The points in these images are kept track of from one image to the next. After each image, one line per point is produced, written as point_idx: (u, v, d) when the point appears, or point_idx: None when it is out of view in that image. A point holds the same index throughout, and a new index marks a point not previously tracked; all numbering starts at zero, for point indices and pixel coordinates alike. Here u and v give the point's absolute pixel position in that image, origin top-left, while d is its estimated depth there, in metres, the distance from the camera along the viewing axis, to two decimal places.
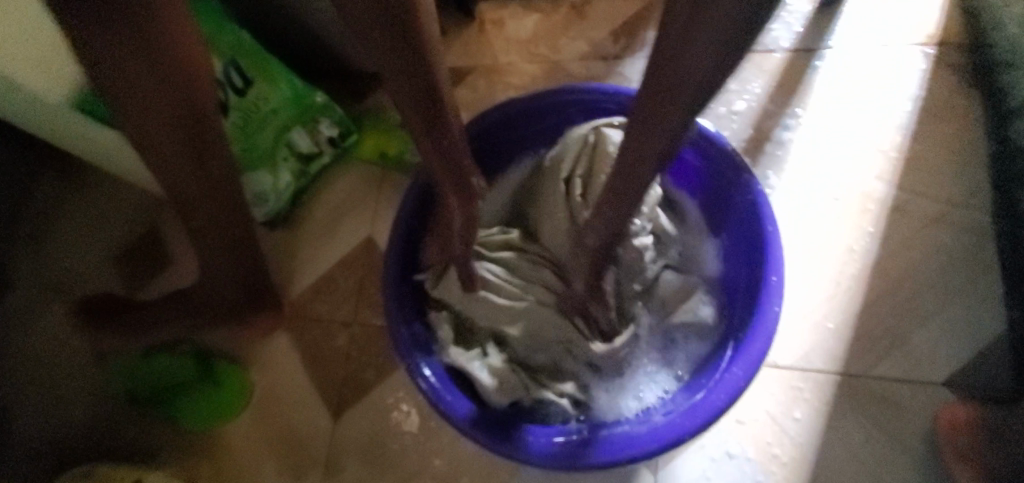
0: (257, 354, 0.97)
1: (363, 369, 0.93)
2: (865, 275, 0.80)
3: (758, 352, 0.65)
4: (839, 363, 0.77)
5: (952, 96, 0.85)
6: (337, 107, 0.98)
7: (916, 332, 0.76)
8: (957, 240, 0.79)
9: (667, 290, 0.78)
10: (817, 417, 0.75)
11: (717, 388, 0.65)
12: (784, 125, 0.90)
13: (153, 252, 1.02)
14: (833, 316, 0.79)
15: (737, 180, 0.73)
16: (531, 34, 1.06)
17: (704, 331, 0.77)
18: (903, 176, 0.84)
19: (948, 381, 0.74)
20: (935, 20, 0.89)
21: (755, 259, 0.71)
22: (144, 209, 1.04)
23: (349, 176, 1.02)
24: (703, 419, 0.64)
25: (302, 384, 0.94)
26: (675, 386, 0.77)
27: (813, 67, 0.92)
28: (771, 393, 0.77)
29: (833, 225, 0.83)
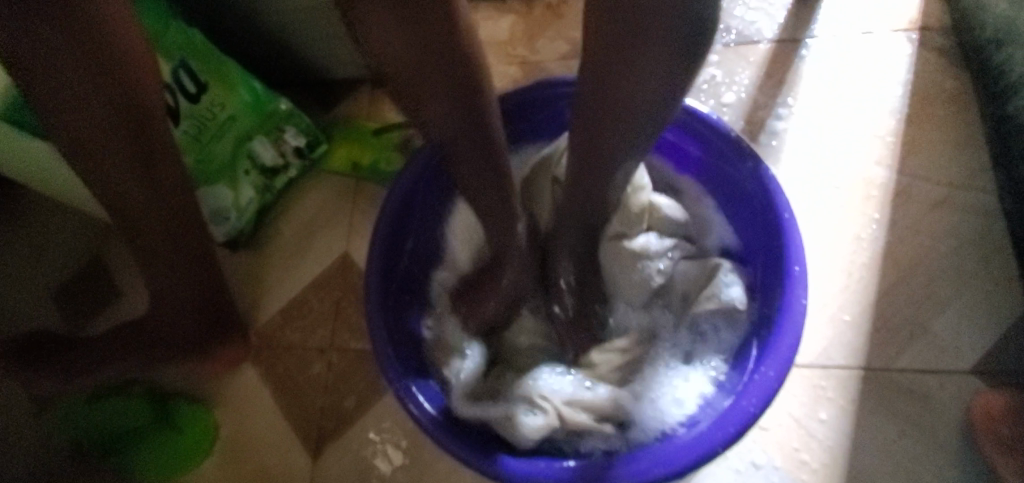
0: (222, 391, 0.87)
1: (345, 400, 0.84)
2: (875, 263, 0.77)
3: (787, 349, 0.60)
4: (859, 357, 0.73)
5: (941, 80, 0.85)
6: (304, 116, 0.91)
7: (935, 320, 0.73)
8: (964, 222, 0.77)
9: (685, 282, 0.73)
10: (843, 416, 0.71)
11: (748, 392, 0.59)
12: (776, 115, 0.87)
13: (97, 282, 0.91)
14: (848, 307, 0.75)
15: (745, 165, 0.69)
16: (509, 35, 1.01)
17: (737, 318, 0.70)
18: (901, 161, 0.82)
19: (976, 369, 0.71)
20: (915, 6, 0.89)
21: (773, 249, 0.66)
22: (88, 235, 0.93)
23: (321, 189, 0.94)
24: (736, 428, 0.58)
25: (276, 422, 0.84)
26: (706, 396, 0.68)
27: (799, 57, 0.90)
28: (793, 395, 0.72)
29: (837, 213, 0.80)
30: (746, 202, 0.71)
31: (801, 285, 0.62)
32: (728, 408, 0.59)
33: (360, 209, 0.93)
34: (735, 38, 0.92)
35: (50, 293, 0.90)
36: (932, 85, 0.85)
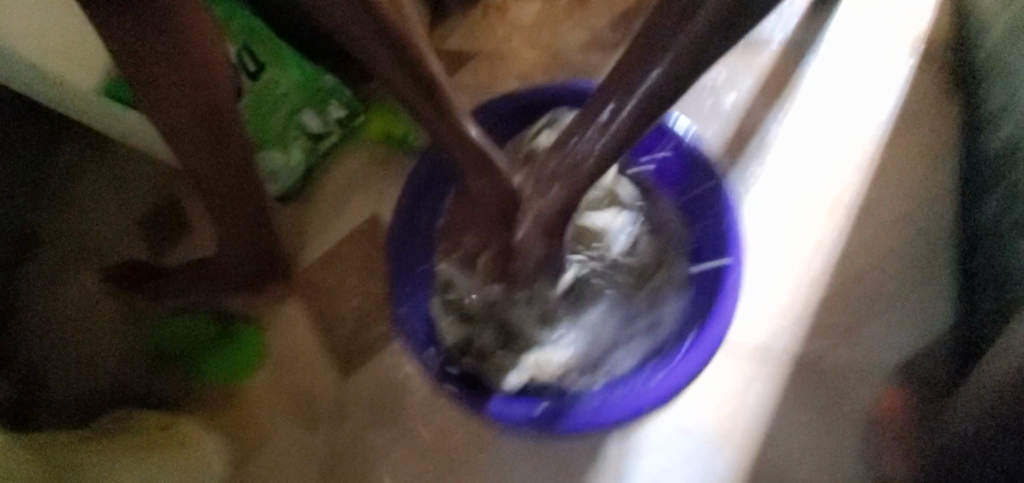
0: (271, 317, 1.07)
1: (370, 335, 1.03)
2: (828, 269, 0.87)
3: (715, 339, 0.77)
4: (795, 349, 0.86)
5: (929, 103, 0.91)
6: (346, 89, 1.04)
7: (868, 324, 0.85)
8: (917, 241, 0.86)
9: (643, 254, 0.88)
10: (771, 394, 0.85)
11: (677, 370, 0.77)
12: (768, 122, 0.94)
13: (171, 219, 1.10)
14: (795, 306, 0.87)
15: (707, 180, 0.86)
16: (534, 20, 1.09)
17: (682, 284, 0.85)
18: (874, 177, 0.90)
19: (893, 369, 0.84)
20: (919, 24, 0.93)
21: (720, 253, 0.83)
22: (165, 180, 1.11)
23: (357, 153, 1.09)
24: (662, 395, 0.76)
25: (314, 346, 1.04)
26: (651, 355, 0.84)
27: (802, 68, 0.95)
28: (732, 372, 0.86)
29: (803, 222, 0.89)
30: (703, 209, 0.86)
31: (733, 290, 0.79)
32: (659, 381, 0.77)
33: (389, 175, 1.08)
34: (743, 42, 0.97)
35: (136, 224, 1.10)
36: (921, 106, 0.91)
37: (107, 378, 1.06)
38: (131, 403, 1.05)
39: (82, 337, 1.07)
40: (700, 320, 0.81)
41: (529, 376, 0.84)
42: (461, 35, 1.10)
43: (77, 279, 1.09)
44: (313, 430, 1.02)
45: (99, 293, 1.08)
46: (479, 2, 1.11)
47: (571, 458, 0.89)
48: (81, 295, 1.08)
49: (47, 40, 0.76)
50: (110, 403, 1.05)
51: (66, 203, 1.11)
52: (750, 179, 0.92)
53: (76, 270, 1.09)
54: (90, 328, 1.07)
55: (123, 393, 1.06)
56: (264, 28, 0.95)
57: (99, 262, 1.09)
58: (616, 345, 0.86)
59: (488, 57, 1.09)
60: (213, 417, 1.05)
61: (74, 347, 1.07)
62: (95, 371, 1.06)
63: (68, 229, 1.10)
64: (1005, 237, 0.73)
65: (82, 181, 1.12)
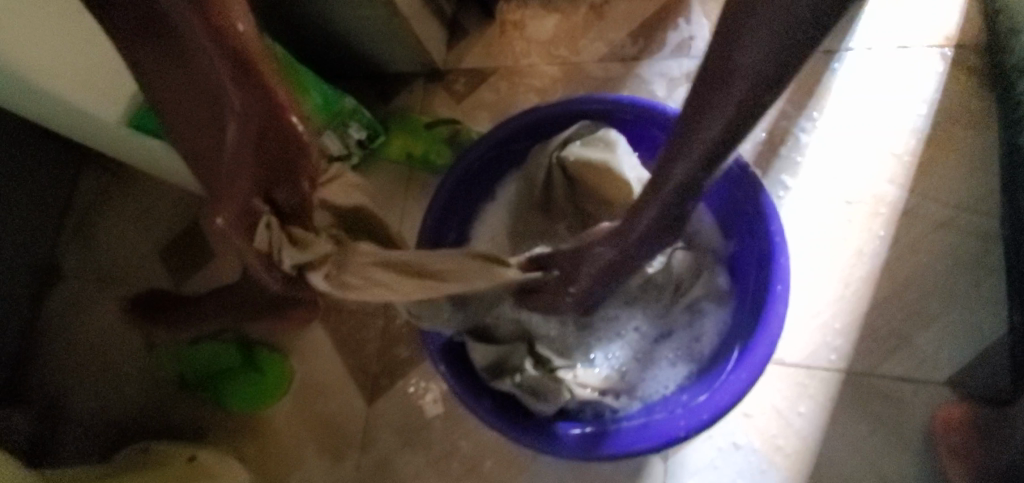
0: (294, 344, 1.04)
1: (396, 357, 1.00)
2: (872, 277, 0.84)
3: (760, 357, 0.71)
4: (843, 362, 0.81)
5: (966, 102, 0.87)
6: (365, 111, 1.03)
7: (918, 334, 0.81)
8: (964, 245, 0.82)
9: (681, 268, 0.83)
10: (819, 411, 0.81)
11: (721, 390, 0.72)
12: (800, 128, 0.91)
13: (193, 247, 1.09)
14: (839, 317, 0.83)
15: (743, 187, 0.78)
16: (552, 35, 1.08)
17: (722, 297, 0.84)
18: (914, 181, 0.86)
19: (949, 381, 0.79)
20: (954, 21, 0.90)
21: (763, 267, 0.76)
22: (187, 207, 1.10)
23: (377, 175, 1.08)
24: (706, 417, 0.71)
25: (337, 372, 1.02)
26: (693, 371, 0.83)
27: (831, 70, 0.92)
28: (777, 389, 0.82)
29: (843, 229, 0.86)
30: (742, 219, 0.80)
31: (780, 303, 0.73)
32: (703, 402, 0.73)
33: (411, 195, 1.06)
34: None
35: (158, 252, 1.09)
36: (959, 105, 0.87)
37: (129, 409, 1.04)
38: (154, 436, 1.03)
39: (104, 369, 1.06)
40: (745, 334, 0.76)
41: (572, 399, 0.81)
42: (478, 53, 1.09)
43: (99, 309, 1.08)
44: (340, 461, 0.98)
45: (121, 323, 1.07)
46: (496, 19, 1.10)
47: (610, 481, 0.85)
48: (103, 327, 1.07)
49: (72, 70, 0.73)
50: (133, 434, 1.03)
51: (90, 233, 1.11)
52: (785, 185, 0.89)
53: (99, 301, 1.08)
54: (113, 359, 1.06)
55: (146, 424, 1.04)
56: (284, 51, 0.93)
57: (122, 291, 1.08)
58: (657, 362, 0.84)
59: (506, 73, 1.08)
60: (238, 448, 1.02)
61: (96, 379, 1.05)
62: (118, 404, 1.05)
63: (92, 260, 1.10)
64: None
65: (106, 210, 1.12)
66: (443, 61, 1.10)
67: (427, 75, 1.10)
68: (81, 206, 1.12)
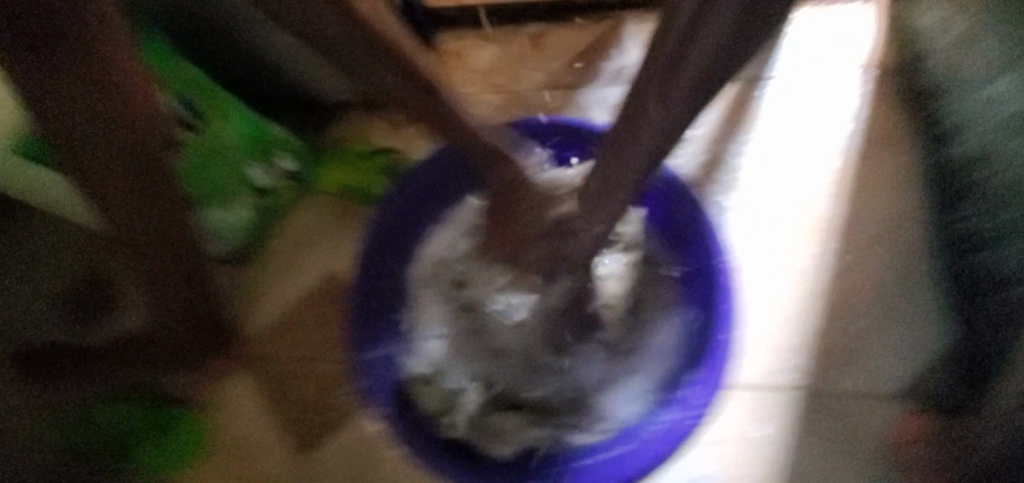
0: (215, 397, 0.94)
1: (332, 405, 0.91)
2: (819, 293, 0.83)
3: (717, 377, 0.71)
4: (798, 381, 0.79)
5: (889, 120, 0.91)
6: (296, 141, 0.99)
7: (869, 347, 0.80)
8: (903, 256, 0.84)
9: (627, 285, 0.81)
10: (778, 435, 0.77)
11: (687, 410, 0.71)
12: (735, 148, 0.92)
13: (94, 293, 0.97)
14: (791, 335, 0.81)
15: (688, 208, 0.78)
16: (491, 64, 1.07)
17: (673, 311, 0.80)
18: (848, 196, 0.88)
19: (903, 394, 0.78)
20: (872, 46, 0.94)
21: (709, 285, 0.76)
22: (86, 248, 0.98)
23: (310, 208, 1.00)
24: (677, 441, 0.70)
25: (266, 426, 0.91)
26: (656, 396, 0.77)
27: (760, 93, 0.95)
28: (735, 414, 0.78)
29: (787, 246, 0.86)
30: (683, 235, 0.79)
31: (727, 320, 0.72)
32: (669, 429, 0.70)
33: (346, 228, 1.00)
34: None
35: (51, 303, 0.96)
36: (881, 125, 0.91)
37: None
38: None
39: None
40: (699, 355, 0.74)
41: (535, 438, 0.75)
42: None
43: None
44: None
45: None
46: (433, 48, 1.09)
47: None
48: None
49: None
50: None
51: None
52: (728, 203, 0.89)
53: None
54: None
55: None
56: (202, 77, 0.90)
57: None
58: (616, 389, 0.78)
59: None
60: None
61: None
62: None
63: None
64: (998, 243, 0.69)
65: None
66: None
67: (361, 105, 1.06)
68: None
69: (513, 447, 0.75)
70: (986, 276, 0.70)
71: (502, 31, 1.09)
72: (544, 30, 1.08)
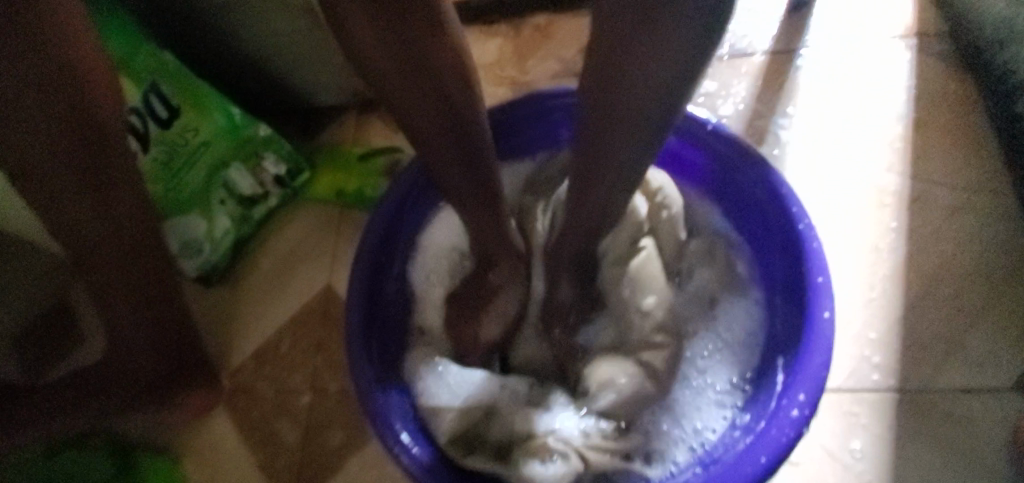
0: (192, 443, 0.79)
1: (328, 447, 0.75)
2: (900, 275, 0.71)
3: (819, 368, 0.55)
4: (890, 379, 0.66)
5: (943, 85, 0.82)
6: (284, 141, 0.86)
7: (968, 333, 0.68)
8: (990, 226, 0.72)
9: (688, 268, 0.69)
10: (877, 446, 0.64)
11: (778, 420, 0.55)
12: (777, 124, 0.83)
13: (48, 324, 0.81)
14: (874, 324, 0.69)
15: (746, 170, 0.66)
16: (496, 57, 0.99)
17: (745, 298, 0.68)
18: (913, 167, 0.78)
19: (1018, 386, 0.65)
20: (911, 10, 0.87)
21: (792, 260, 0.62)
22: (35, 274, 0.80)
23: (302, 218, 0.89)
24: (771, 459, 0.54)
25: (253, 473, 0.76)
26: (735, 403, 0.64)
27: (796, 67, 0.87)
28: (822, 423, 0.65)
29: (853, 223, 0.75)
30: (749, 205, 0.67)
31: (825, 298, 0.58)
32: (762, 448, 0.54)
33: (343, 236, 0.88)
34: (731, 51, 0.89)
35: None
36: (936, 90, 0.82)
37: None
38: None
39: None
40: (790, 345, 0.61)
41: (590, 463, 0.61)
42: None
43: None
44: None
45: None
46: None
47: None
48: None
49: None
50: None
51: None
52: None
53: None
54: None
55: None
56: (178, 64, 0.76)
57: None
58: (684, 394, 0.65)
59: None
60: None
61: None
62: None
63: None
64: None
65: None
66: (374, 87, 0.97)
67: (357, 105, 0.96)
68: None
69: (568, 479, 0.60)
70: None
71: (506, 24, 1.02)
72: (552, 20, 1.01)
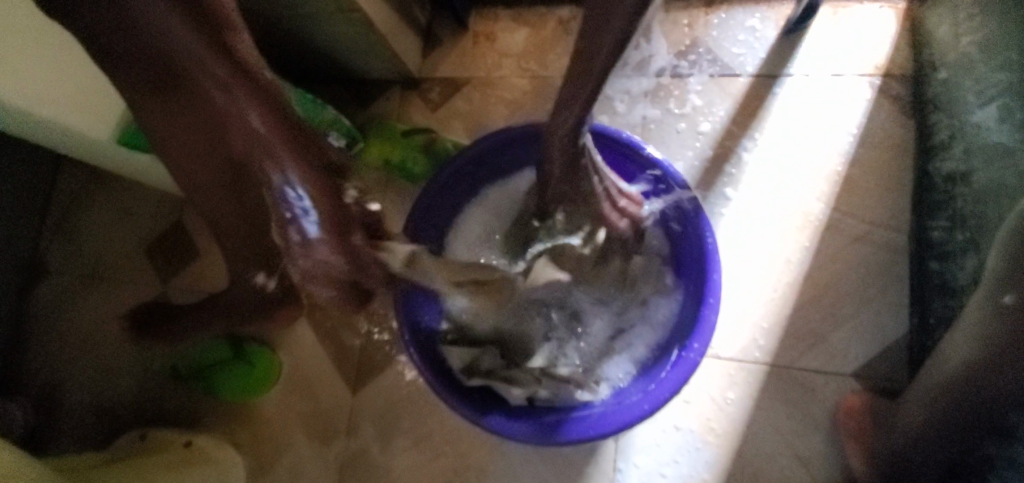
0: (282, 337, 1.12)
1: (375, 353, 1.09)
2: (797, 284, 0.96)
3: (694, 357, 0.84)
4: (768, 356, 0.94)
5: (887, 128, 0.99)
6: (345, 120, 1.09)
7: (834, 333, 0.94)
8: (878, 256, 0.95)
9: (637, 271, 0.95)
10: (745, 398, 0.94)
11: (662, 385, 0.84)
12: (743, 146, 1.02)
13: (178, 242, 1.16)
14: (768, 317, 0.95)
15: (688, 209, 0.91)
16: (523, 48, 1.15)
17: (668, 292, 0.96)
18: (837, 198, 0.98)
19: (856, 374, 0.92)
20: (883, 52, 1.01)
21: (699, 279, 0.90)
22: (170, 205, 1.17)
23: None
24: (648, 408, 0.84)
25: (324, 364, 1.10)
26: (637, 368, 0.94)
27: (772, 94, 1.03)
28: (712, 379, 0.95)
29: (777, 241, 0.98)
30: (684, 233, 0.93)
31: (714, 312, 0.86)
32: (643, 403, 0.84)
33: (390, 199, 1.14)
34: (719, 70, 1.05)
35: (145, 251, 1.16)
36: (880, 131, 0.99)
37: (124, 398, 1.12)
38: (151, 421, 1.10)
39: (98, 363, 1.13)
40: (685, 333, 0.89)
41: (543, 389, 0.91)
42: (453, 63, 1.16)
43: (92, 305, 1.15)
44: (328, 445, 1.07)
45: (114, 321, 1.14)
46: (469, 29, 1.17)
47: (568, 462, 0.97)
48: (100, 330, 1.14)
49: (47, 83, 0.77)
50: (130, 423, 1.11)
51: (74, 228, 1.19)
52: (728, 197, 1.00)
53: (90, 298, 1.16)
54: (105, 353, 1.13)
55: (141, 415, 1.11)
56: None
57: (111, 287, 1.15)
58: (612, 356, 0.96)
59: (479, 84, 1.15)
60: (232, 434, 1.10)
61: (88, 373, 1.13)
62: (110, 395, 1.12)
63: (75, 252, 1.18)
64: (981, 248, 0.75)
65: (91, 209, 1.19)
66: (419, 69, 1.17)
67: (403, 83, 1.16)
68: (66, 208, 1.19)
69: (526, 395, 0.91)
70: (969, 279, 0.76)
71: (534, 15, 1.16)
72: (575, 16, 1.14)
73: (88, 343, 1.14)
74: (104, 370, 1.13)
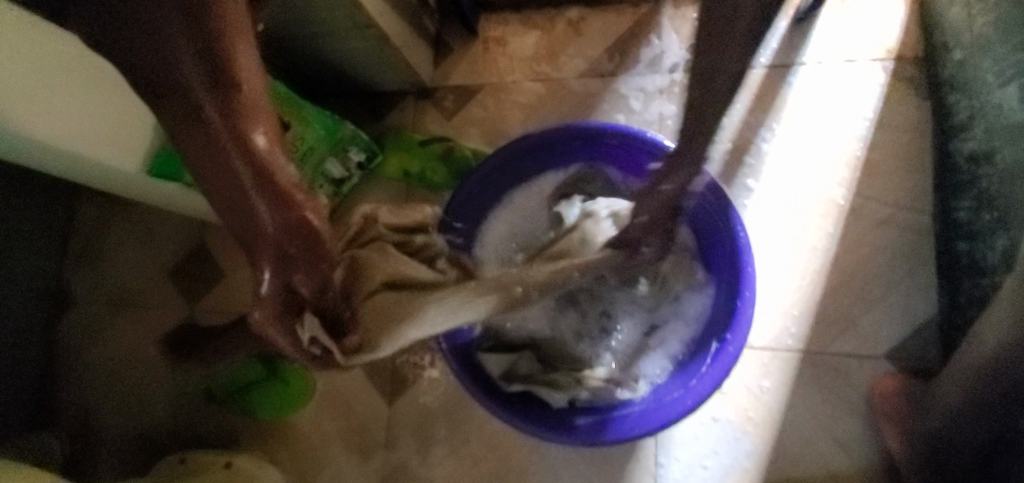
0: None
1: (408, 363, 1.10)
2: (824, 270, 0.97)
3: (732, 353, 0.87)
4: (801, 343, 0.96)
5: (903, 110, 1.00)
6: (363, 134, 1.09)
7: (864, 317, 0.95)
8: (902, 238, 0.96)
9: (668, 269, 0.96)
10: (780, 386, 0.95)
11: (703, 382, 0.87)
12: (761, 137, 1.02)
13: (202, 266, 1.16)
14: (797, 305, 0.97)
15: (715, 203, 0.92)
16: (534, 51, 1.15)
17: (698, 287, 0.97)
18: (858, 183, 0.99)
19: (888, 355, 0.94)
20: (894, 35, 1.02)
21: (733, 274, 0.91)
22: (192, 229, 1.17)
23: (379, 193, 1.15)
24: (691, 405, 0.86)
25: (358, 378, 1.10)
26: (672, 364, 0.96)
27: (787, 83, 1.03)
28: (747, 370, 0.96)
29: (801, 229, 0.99)
30: (712, 228, 0.95)
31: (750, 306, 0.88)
32: (686, 400, 0.87)
33: None
34: (732, 62, 1.06)
35: (171, 277, 1.16)
36: (896, 114, 1.00)
37: (160, 423, 1.12)
38: (189, 445, 1.11)
39: (132, 390, 1.14)
40: (721, 329, 0.91)
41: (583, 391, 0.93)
42: (465, 70, 1.17)
43: (121, 334, 1.15)
44: (367, 459, 1.08)
45: (145, 348, 1.14)
46: (479, 35, 1.17)
47: (608, 459, 0.98)
48: (132, 357, 1.15)
49: (77, 115, 0.76)
50: (168, 448, 1.11)
51: (96, 257, 1.19)
52: (750, 188, 1.01)
53: (119, 326, 1.16)
54: (138, 380, 1.14)
55: (178, 440, 1.12)
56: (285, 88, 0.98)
57: (139, 314, 1.16)
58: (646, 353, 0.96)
59: (493, 89, 1.15)
60: (271, 453, 1.10)
61: (123, 401, 1.13)
62: (146, 421, 1.12)
63: (101, 281, 1.18)
64: (1011, 227, 0.76)
65: (112, 237, 1.19)
66: (432, 78, 1.17)
67: (417, 93, 1.17)
68: (86, 237, 1.19)
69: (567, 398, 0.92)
70: (999, 259, 0.77)
71: (543, 17, 1.16)
72: (584, 17, 1.15)
73: (120, 371, 1.14)
74: (139, 396, 1.13)
